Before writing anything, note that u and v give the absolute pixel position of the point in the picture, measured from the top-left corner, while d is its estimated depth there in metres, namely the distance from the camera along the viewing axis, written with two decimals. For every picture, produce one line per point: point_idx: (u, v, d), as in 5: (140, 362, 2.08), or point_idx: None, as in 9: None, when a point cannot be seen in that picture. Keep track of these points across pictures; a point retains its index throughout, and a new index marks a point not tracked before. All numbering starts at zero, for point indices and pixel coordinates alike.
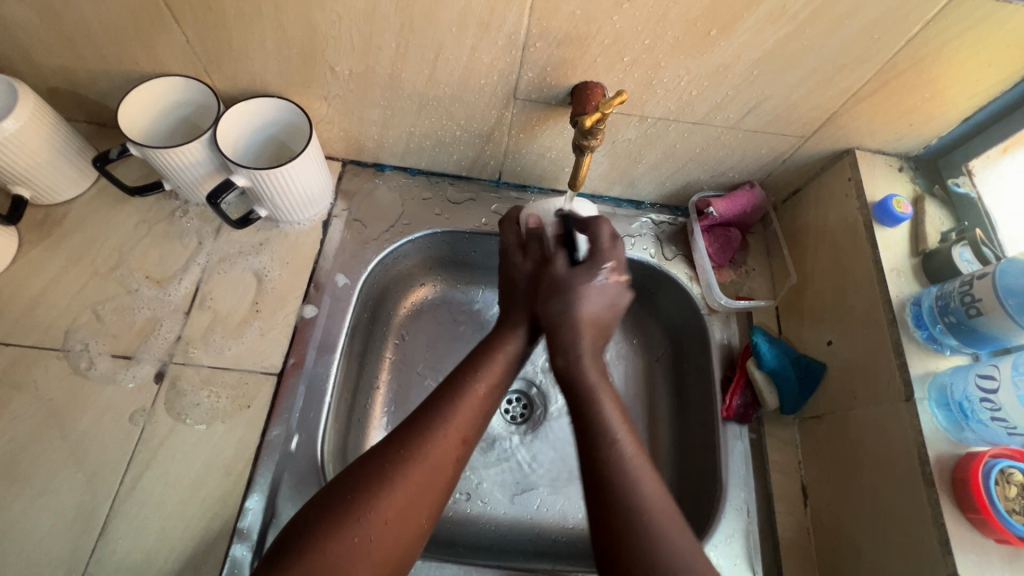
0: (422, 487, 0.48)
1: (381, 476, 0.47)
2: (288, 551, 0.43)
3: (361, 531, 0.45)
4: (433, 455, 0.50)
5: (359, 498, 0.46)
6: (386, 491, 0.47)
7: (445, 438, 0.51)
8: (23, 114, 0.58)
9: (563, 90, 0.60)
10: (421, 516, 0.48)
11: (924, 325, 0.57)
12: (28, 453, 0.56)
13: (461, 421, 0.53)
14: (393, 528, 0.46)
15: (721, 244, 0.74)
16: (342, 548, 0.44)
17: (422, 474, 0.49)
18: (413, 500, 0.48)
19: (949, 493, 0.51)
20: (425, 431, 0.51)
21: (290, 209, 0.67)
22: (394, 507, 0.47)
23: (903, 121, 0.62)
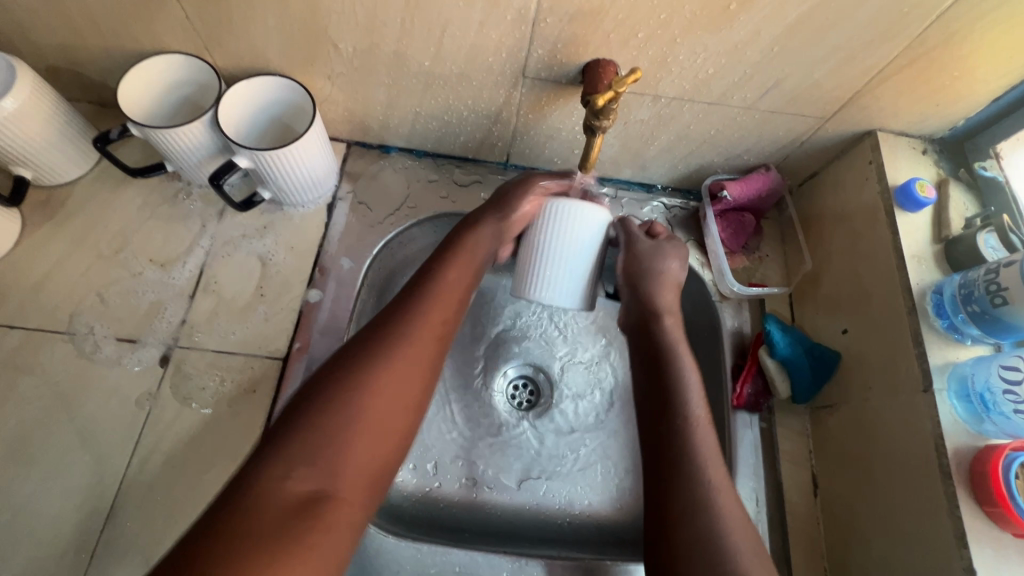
0: (409, 372, 0.50)
1: (357, 362, 0.48)
2: (278, 435, 0.44)
3: (355, 410, 0.46)
4: (417, 331, 0.52)
5: (344, 375, 0.48)
6: (369, 372, 0.48)
7: (423, 321, 0.53)
8: (22, 92, 0.57)
9: (574, 68, 0.58)
10: (410, 407, 0.49)
11: (946, 314, 0.55)
12: (36, 436, 0.57)
13: (441, 309, 0.55)
14: (381, 408, 0.47)
15: (735, 228, 0.73)
16: (338, 427, 0.45)
17: (409, 354, 0.50)
18: (401, 379, 0.49)
19: (967, 485, 0.50)
20: (400, 319, 0.52)
21: (294, 190, 0.66)
22: (382, 391, 0.48)
23: (929, 102, 0.60)
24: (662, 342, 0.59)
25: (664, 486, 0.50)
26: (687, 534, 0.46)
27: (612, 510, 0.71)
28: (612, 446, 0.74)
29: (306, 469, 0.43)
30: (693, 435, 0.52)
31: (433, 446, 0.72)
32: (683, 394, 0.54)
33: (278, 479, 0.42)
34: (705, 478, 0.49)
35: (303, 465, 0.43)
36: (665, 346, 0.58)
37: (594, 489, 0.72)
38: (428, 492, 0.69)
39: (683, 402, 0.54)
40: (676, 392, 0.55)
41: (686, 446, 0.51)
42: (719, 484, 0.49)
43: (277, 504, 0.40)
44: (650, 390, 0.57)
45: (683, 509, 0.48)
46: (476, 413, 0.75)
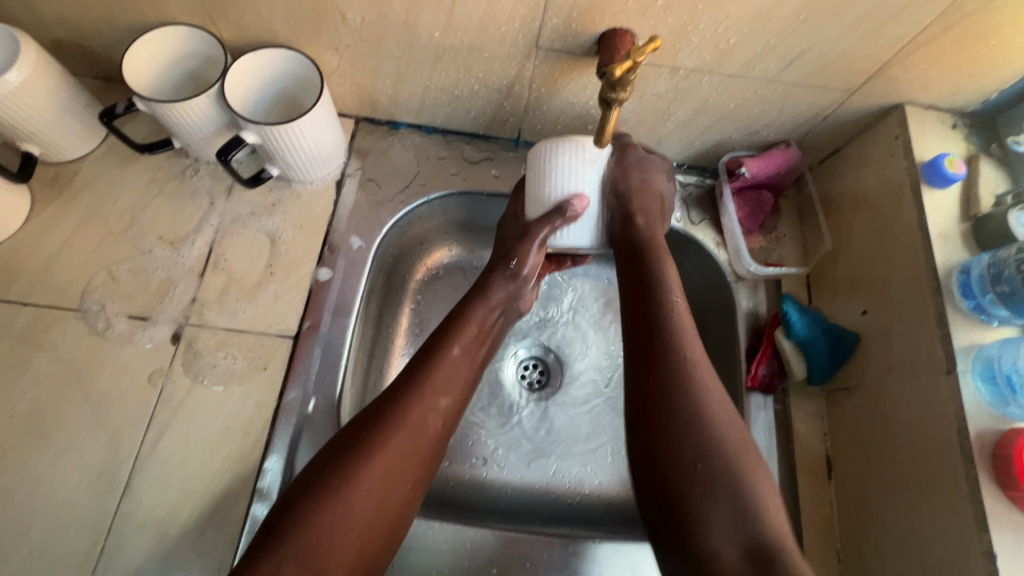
0: (403, 459, 0.49)
1: (354, 450, 0.48)
2: (272, 532, 0.44)
3: (345, 504, 0.45)
4: (411, 418, 0.51)
5: (338, 466, 0.47)
6: (365, 462, 0.47)
7: (421, 407, 0.52)
8: (26, 65, 0.56)
9: (589, 38, 0.56)
10: (403, 489, 0.49)
11: (972, 295, 0.53)
12: (51, 412, 0.57)
13: (439, 386, 0.54)
14: (374, 502, 0.47)
15: (752, 207, 0.71)
16: (329, 518, 0.45)
17: (404, 445, 0.49)
18: (394, 466, 0.48)
19: (989, 469, 0.49)
20: (398, 402, 0.51)
21: (303, 167, 0.65)
22: (375, 482, 0.47)
23: (961, 72, 0.57)
24: (642, 239, 0.59)
25: (661, 390, 0.50)
26: (704, 461, 0.47)
27: (622, 490, 0.71)
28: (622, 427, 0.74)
29: (296, 565, 0.43)
30: (682, 343, 0.52)
31: None
32: (663, 288, 0.56)
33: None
34: (703, 395, 0.49)
35: (292, 560, 0.43)
36: (645, 243, 0.59)
37: (604, 470, 0.72)
38: (439, 471, 0.70)
39: (670, 311, 0.54)
40: (657, 292, 0.55)
41: (674, 342, 0.52)
42: (730, 434, 0.48)
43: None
44: (632, 286, 0.57)
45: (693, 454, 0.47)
46: (486, 393, 0.75)
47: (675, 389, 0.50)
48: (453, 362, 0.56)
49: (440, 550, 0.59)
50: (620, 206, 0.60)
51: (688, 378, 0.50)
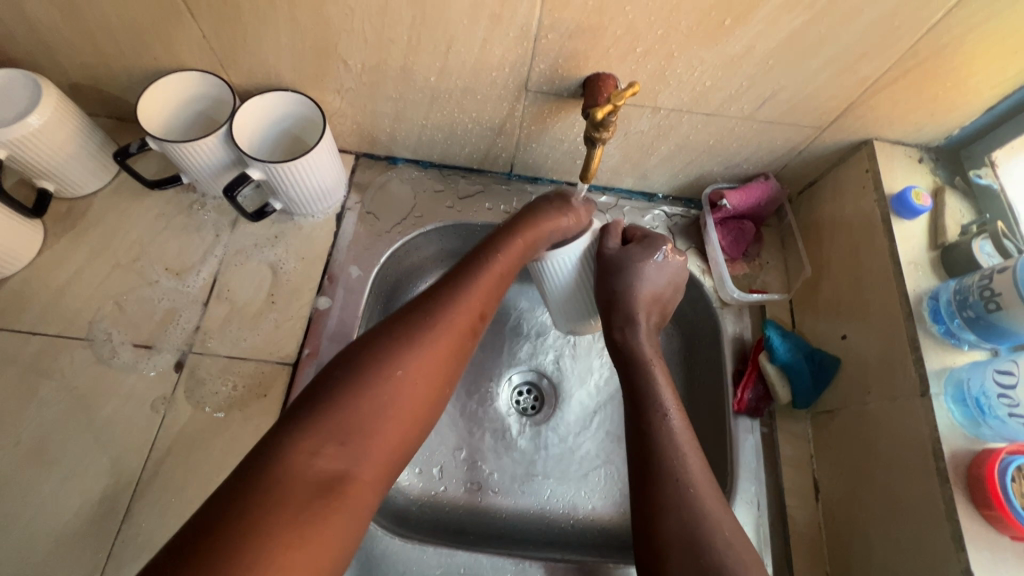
0: (439, 362, 0.49)
1: (398, 337, 0.48)
2: (308, 415, 0.42)
3: (386, 388, 0.45)
4: (455, 318, 0.51)
5: (381, 349, 0.47)
6: (409, 353, 0.47)
7: (463, 310, 0.51)
8: (46, 108, 0.59)
9: (575, 81, 0.60)
10: (437, 390, 0.48)
11: (942, 320, 0.56)
12: (56, 438, 0.59)
13: (481, 296, 0.53)
14: (413, 391, 0.46)
15: (735, 236, 0.74)
16: (374, 400, 0.44)
17: (445, 342, 0.49)
18: (433, 362, 0.48)
19: (964, 488, 0.50)
20: (435, 305, 0.51)
21: (305, 201, 0.68)
22: (419, 368, 0.47)
23: (924, 111, 0.61)
24: (626, 348, 0.61)
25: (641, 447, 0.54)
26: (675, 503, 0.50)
27: (616, 514, 0.72)
28: (615, 451, 0.75)
29: (337, 446, 0.42)
30: (673, 435, 0.54)
31: (438, 450, 0.73)
32: (654, 397, 0.57)
33: (305, 454, 0.41)
34: (676, 450, 0.53)
35: (332, 442, 0.42)
36: (639, 352, 0.61)
37: (598, 494, 0.73)
38: (434, 496, 0.71)
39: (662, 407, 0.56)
40: (645, 395, 0.57)
41: (660, 429, 0.55)
42: (697, 477, 0.51)
43: (299, 481, 0.39)
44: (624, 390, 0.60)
45: (664, 498, 0.50)
46: (482, 419, 0.76)
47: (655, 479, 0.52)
48: (488, 276, 0.55)
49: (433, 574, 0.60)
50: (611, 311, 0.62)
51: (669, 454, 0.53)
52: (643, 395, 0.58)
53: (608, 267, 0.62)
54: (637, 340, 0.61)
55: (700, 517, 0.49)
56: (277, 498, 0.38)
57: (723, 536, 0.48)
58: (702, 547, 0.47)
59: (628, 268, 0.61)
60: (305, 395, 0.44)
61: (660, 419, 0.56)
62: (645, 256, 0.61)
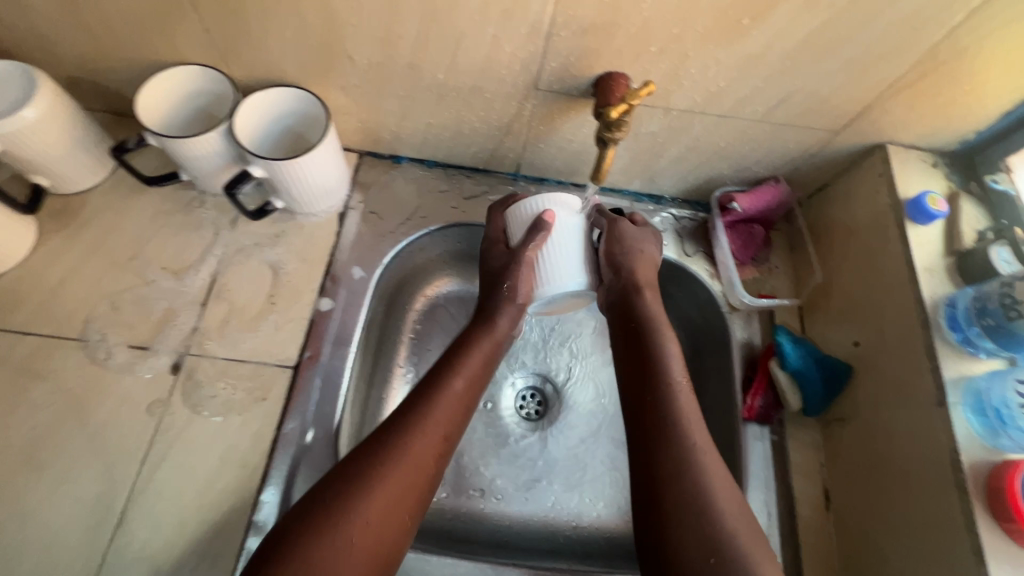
0: (404, 490, 0.48)
1: (348, 486, 0.46)
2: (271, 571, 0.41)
3: (343, 540, 0.44)
4: (413, 450, 0.50)
5: (337, 494, 0.46)
6: (367, 491, 0.46)
7: (423, 437, 0.51)
8: (42, 101, 0.57)
9: (586, 81, 0.59)
10: (398, 524, 0.47)
11: (959, 327, 0.55)
12: (47, 442, 0.57)
13: (442, 417, 0.53)
14: (371, 537, 0.45)
15: (745, 240, 0.73)
16: (326, 552, 0.43)
17: (402, 476, 0.48)
18: (398, 494, 0.47)
19: (984, 499, 0.49)
20: (401, 429, 0.51)
21: (306, 200, 0.66)
22: (376, 510, 0.46)
23: (940, 115, 0.60)
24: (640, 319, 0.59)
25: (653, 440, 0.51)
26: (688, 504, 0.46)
27: (620, 522, 0.71)
28: (621, 458, 0.74)
29: None
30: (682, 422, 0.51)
31: None
32: (667, 380, 0.54)
33: None
34: (690, 443, 0.50)
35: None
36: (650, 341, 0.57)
37: (602, 501, 0.71)
38: (435, 503, 0.69)
39: (682, 423, 0.51)
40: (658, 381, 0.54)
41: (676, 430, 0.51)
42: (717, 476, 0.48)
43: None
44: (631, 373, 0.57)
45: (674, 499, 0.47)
46: (485, 423, 0.75)
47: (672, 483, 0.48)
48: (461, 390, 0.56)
49: None
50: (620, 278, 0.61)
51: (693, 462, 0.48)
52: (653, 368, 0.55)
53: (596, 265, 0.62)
54: (648, 318, 0.59)
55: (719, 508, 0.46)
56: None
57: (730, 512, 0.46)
58: (720, 557, 0.44)
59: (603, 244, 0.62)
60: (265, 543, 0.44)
61: (679, 420, 0.51)
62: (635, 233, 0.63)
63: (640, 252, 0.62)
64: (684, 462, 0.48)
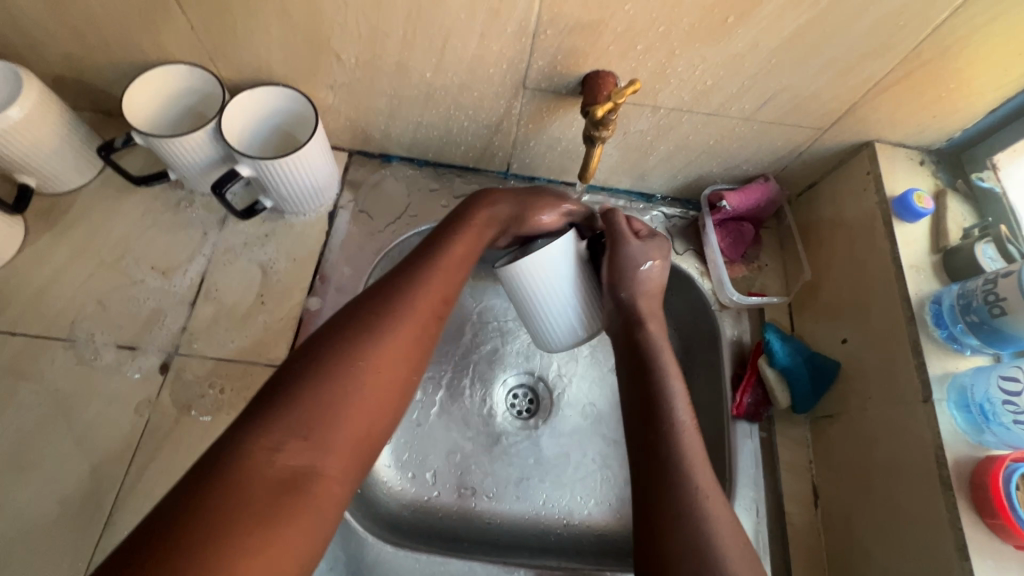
0: (406, 346, 0.48)
1: (355, 333, 0.47)
2: (269, 407, 0.42)
3: (351, 372, 0.45)
4: (417, 305, 0.50)
5: (344, 341, 0.46)
6: (371, 322, 0.47)
7: (427, 303, 0.51)
8: (28, 101, 0.57)
9: (574, 79, 0.59)
10: (403, 372, 0.47)
11: (944, 324, 0.55)
12: (34, 442, 0.57)
13: (443, 295, 0.53)
14: (377, 381, 0.46)
15: (734, 238, 0.73)
16: (335, 383, 0.44)
17: (408, 331, 0.49)
18: (402, 352, 0.48)
19: (967, 496, 0.50)
20: (400, 284, 0.51)
21: (295, 200, 0.66)
22: (380, 365, 0.46)
23: (926, 112, 0.60)
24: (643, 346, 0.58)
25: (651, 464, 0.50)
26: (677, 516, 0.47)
27: (611, 520, 0.71)
28: (612, 456, 0.74)
29: (298, 440, 0.41)
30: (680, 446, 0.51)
31: (433, 455, 0.72)
32: (668, 407, 0.53)
33: (265, 452, 0.39)
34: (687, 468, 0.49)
35: (298, 437, 0.41)
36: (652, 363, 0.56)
37: (593, 499, 0.72)
38: (427, 502, 0.69)
39: (679, 446, 0.51)
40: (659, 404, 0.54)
41: (673, 459, 0.50)
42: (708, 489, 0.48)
43: (261, 483, 0.38)
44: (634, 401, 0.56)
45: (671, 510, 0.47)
46: (477, 422, 0.75)
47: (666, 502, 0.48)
48: (455, 256, 0.56)
49: None
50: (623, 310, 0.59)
51: (687, 489, 0.48)
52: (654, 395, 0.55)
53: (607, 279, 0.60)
54: (653, 344, 0.58)
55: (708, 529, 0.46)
56: (233, 500, 0.37)
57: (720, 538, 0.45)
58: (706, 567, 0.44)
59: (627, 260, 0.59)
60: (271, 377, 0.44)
61: (677, 445, 0.51)
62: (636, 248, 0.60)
63: (650, 276, 0.60)
64: (679, 485, 0.48)
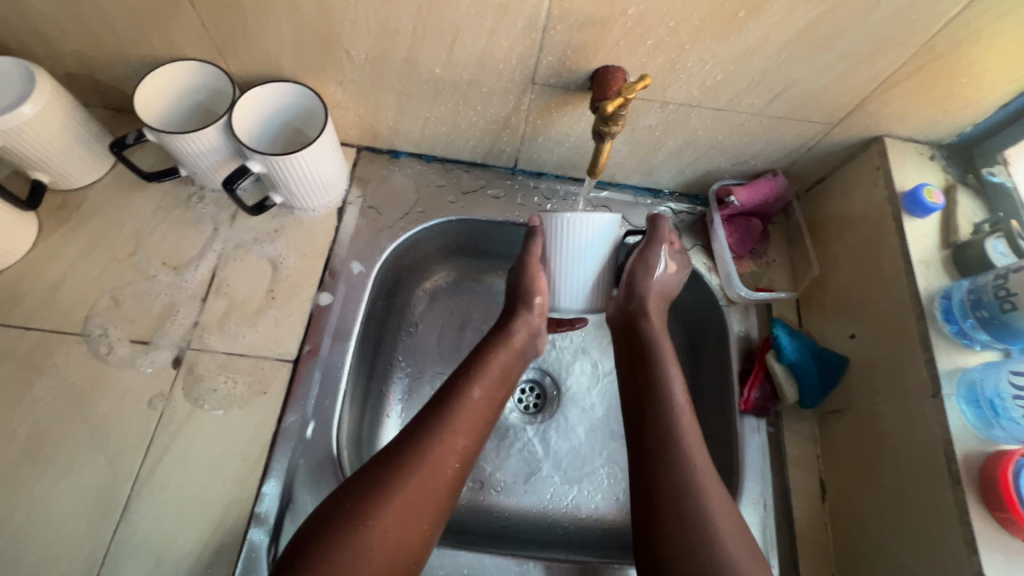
0: (418, 499, 0.50)
1: (369, 495, 0.48)
2: (292, 570, 0.44)
3: (367, 540, 0.47)
4: (431, 461, 0.52)
5: (358, 505, 0.48)
6: (391, 496, 0.49)
7: (442, 449, 0.53)
8: (41, 98, 0.58)
9: (583, 74, 0.59)
10: (415, 529, 0.49)
11: (954, 320, 0.55)
12: (50, 435, 0.57)
13: (460, 430, 0.55)
14: (390, 544, 0.48)
15: (742, 233, 0.73)
16: (350, 550, 0.46)
17: (420, 485, 0.50)
18: (411, 512, 0.49)
19: (976, 490, 0.50)
20: (422, 441, 0.53)
21: (305, 195, 0.67)
22: (391, 524, 0.48)
23: (937, 107, 0.60)
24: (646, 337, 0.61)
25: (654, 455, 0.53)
26: (675, 510, 0.49)
27: (618, 514, 0.71)
28: (619, 450, 0.75)
29: None
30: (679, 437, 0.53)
31: None
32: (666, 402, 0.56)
33: None
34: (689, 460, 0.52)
35: None
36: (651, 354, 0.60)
37: (600, 494, 0.72)
38: None
39: (680, 435, 0.53)
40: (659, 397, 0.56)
41: (673, 449, 0.52)
42: (709, 485, 0.50)
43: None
44: (636, 394, 0.58)
45: (666, 498, 0.50)
46: None
47: (664, 494, 0.50)
48: (476, 401, 0.58)
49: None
50: (631, 300, 0.64)
51: (694, 513, 0.48)
52: (654, 389, 0.57)
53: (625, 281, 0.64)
54: (654, 335, 0.62)
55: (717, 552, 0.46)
56: None
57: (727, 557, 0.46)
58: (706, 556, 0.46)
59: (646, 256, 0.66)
60: (293, 539, 0.47)
61: (677, 438, 0.53)
62: (655, 255, 0.63)
63: (660, 281, 0.63)
64: (684, 475, 0.50)
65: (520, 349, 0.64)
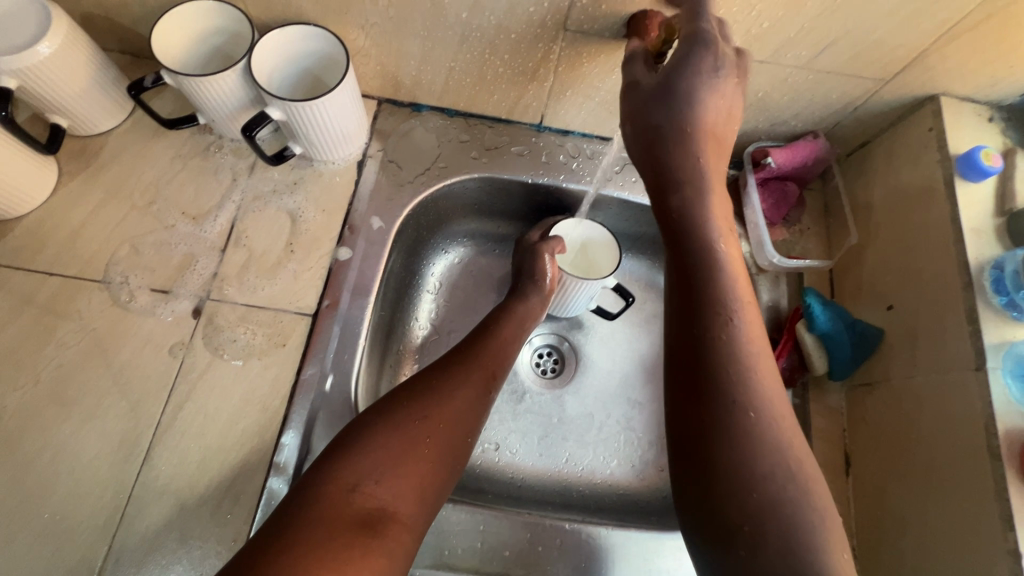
0: (463, 409, 0.50)
1: (418, 394, 0.49)
2: (344, 456, 0.44)
3: (418, 430, 0.46)
4: (473, 377, 0.52)
5: (410, 402, 0.48)
6: (438, 396, 0.49)
7: (479, 368, 0.54)
8: (57, 36, 0.56)
9: (618, 19, 0.55)
10: (460, 438, 0.48)
11: (1005, 290, 0.52)
12: (74, 379, 0.58)
13: (494, 355, 0.56)
14: (442, 440, 0.47)
15: (777, 198, 0.69)
16: (404, 438, 0.45)
17: (466, 395, 0.51)
18: (458, 416, 0.49)
19: (1017, 467, 0.48)
20: (462, 356, 0.54)
21: (325, 145, 0.65)
22: (438, 422, 0.48)
23: (1003, 62, 0.56)
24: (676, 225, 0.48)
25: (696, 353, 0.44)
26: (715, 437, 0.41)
27: (633, 479, 0.71)
28: (635, 416, 0.74)
29: (372, 483, 0.42)
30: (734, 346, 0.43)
31: None
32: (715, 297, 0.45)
33: (343, 491, 0.41)
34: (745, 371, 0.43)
35: (370, 479, 0.43)
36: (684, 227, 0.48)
37: (616, 459, 0.72)
38: None
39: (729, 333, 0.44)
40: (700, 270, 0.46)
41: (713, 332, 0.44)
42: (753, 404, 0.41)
43: (344, 517, 0.40)
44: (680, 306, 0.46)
45: (715, 422, 0.41)
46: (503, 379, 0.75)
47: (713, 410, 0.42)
48: (504, 336, 0.59)
49: (453, 532, 0.58)
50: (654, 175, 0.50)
51: (731, 406, 0.41)
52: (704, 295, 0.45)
53: (638, 131, 0.49)
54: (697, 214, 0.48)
55: (773, 477, 0.39)
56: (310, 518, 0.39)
57: (792, 497, 0.39)
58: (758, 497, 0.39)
59: (689, 80, 0.47)
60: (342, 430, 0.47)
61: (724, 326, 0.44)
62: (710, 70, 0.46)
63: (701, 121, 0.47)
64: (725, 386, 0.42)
65: (531, 317, 0.64)
